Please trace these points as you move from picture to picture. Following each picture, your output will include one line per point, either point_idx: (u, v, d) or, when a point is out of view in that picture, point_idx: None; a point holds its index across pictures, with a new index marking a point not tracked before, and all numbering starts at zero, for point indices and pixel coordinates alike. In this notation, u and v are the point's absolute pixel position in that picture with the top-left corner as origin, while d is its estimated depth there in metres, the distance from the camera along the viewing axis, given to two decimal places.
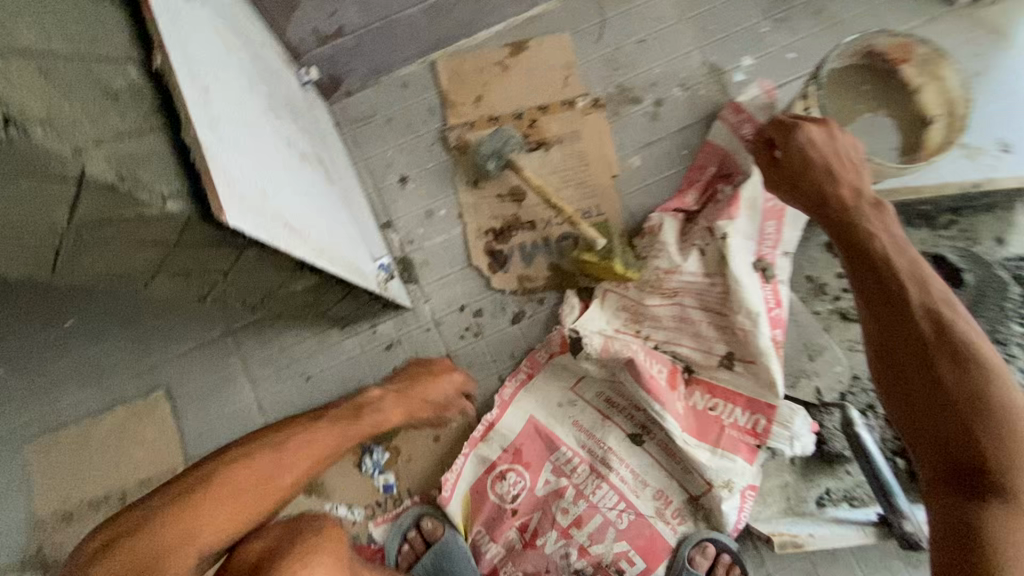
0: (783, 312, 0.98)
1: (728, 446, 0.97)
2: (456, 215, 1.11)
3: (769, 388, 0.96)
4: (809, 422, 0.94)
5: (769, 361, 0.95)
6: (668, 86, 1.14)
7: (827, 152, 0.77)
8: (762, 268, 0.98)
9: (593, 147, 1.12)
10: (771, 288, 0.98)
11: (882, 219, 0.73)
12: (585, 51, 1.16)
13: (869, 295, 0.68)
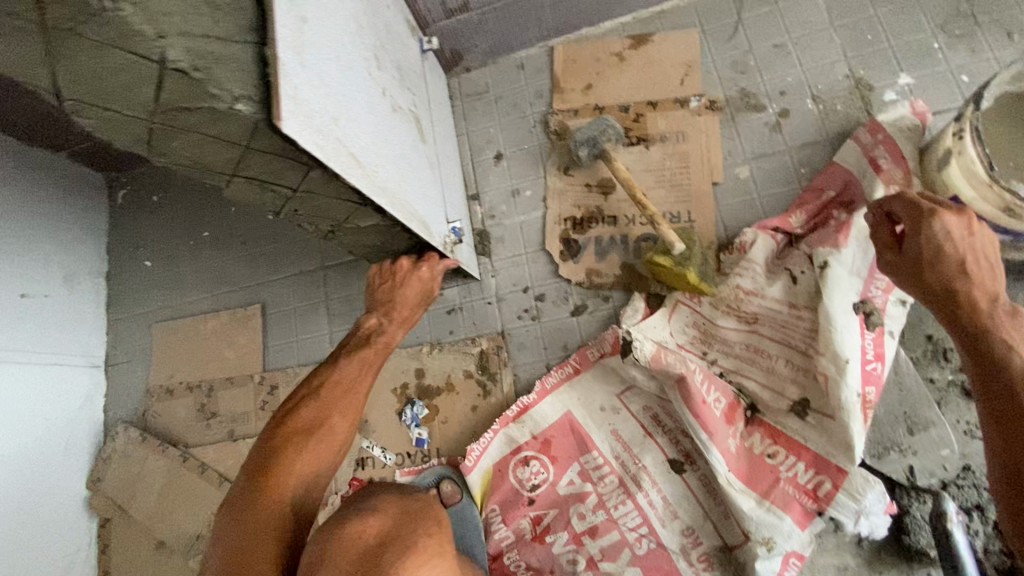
0: (883, 368, 0.84)
1: (779, 502, 0.84)
2: (541, 198, 1.12)
3: (843, 448, 0.83)
4: (886, 502, 0.81)
5: (849, 419, 0.82)
6: (798, 97, 1.03)
7: (961, 247, 0.70)
8: (865, 312, 0.84)
9: (697, 151, 1.05)
10: (872, 337, 0.84)
11: (1021, 331, 0.64)
12: (710, 49, 1.09)
13: (1000, 414, 0.60)
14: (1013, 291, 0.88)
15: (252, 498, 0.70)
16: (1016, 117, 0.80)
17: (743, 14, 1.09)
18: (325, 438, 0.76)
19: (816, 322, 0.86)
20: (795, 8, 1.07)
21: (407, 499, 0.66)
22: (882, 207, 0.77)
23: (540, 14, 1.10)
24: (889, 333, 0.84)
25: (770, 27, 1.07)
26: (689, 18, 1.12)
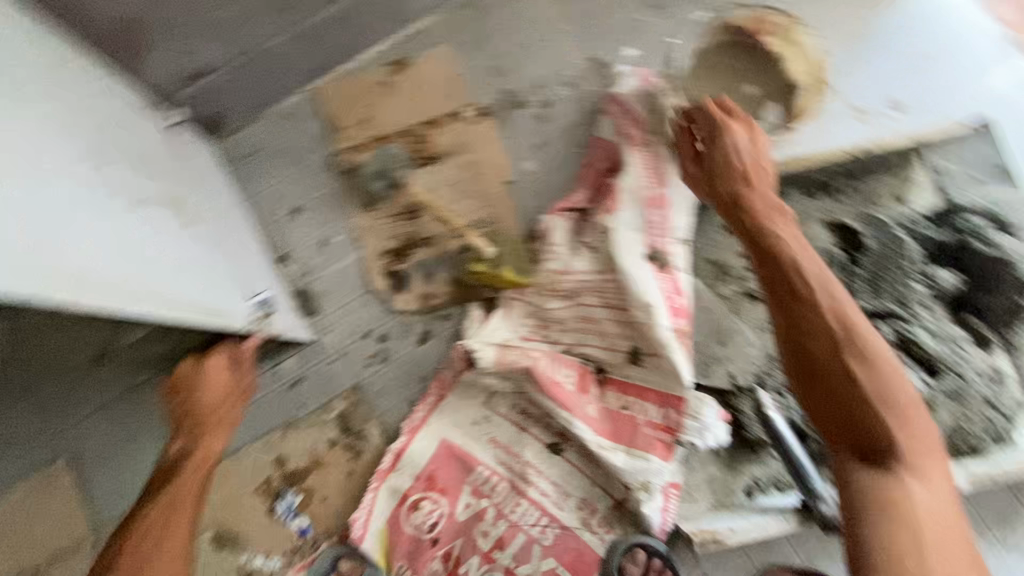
0: (685, 300, 0.95)
1: (643, 446, 0.93)
2: (353, 241, 1.09)
3: (675, 379, 0.93)
4: (719, 410, 0.92)
5: (670, 353, 0.93)
6: (553, 86, 1.13)
7: (745, 156, 0.86)
8: (656, 258, 0.95)
9: (483, 155, 1.10)
10: (669, 278, 0.95)
11: (788, 226, 0.79)
12: (466, 59, 1.15)
13: (778, 293, 0.73)
14: None
15: None
16: (718, 68, 1.02)
17: (485, 20, 1.15)
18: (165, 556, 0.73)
19: (620, 280, 0.96)
20: (526, 6, 1.16)
21: None
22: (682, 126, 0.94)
23: (289, 60, 1.07)
24: (681, 269, 0.96)
25: (511, 28, 1.15)
26: (438, 33, 1.15)
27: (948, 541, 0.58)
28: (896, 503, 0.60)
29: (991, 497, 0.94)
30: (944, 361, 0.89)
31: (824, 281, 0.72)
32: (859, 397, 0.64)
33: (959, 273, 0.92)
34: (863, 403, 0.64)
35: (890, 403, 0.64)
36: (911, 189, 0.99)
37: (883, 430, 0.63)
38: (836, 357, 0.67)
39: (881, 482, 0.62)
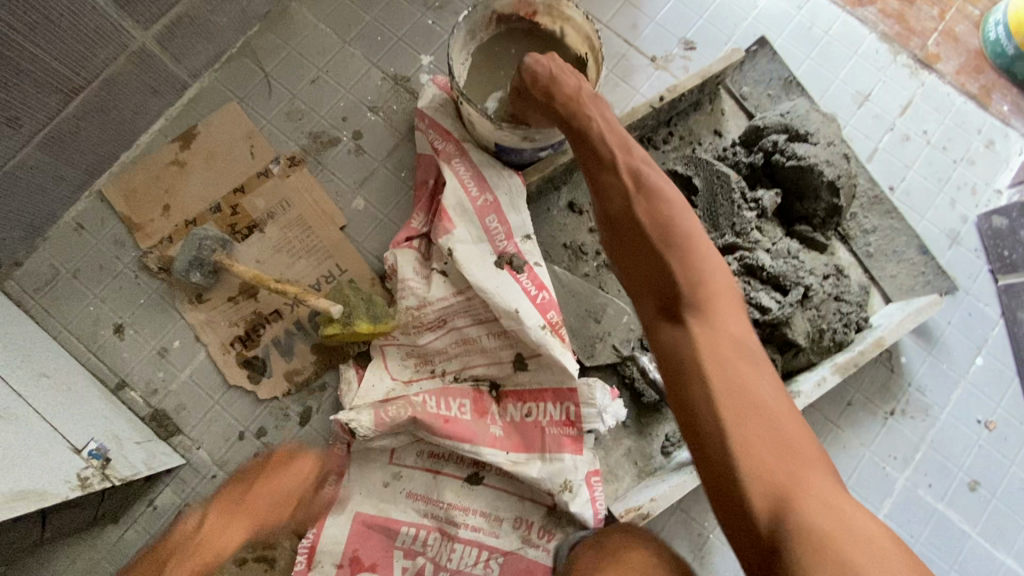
0: (550, 292, 0.93)
1: (553, 447, 0.92)
2: (195, 340, 0.98)
3: (562, 372, 0.91)
4: (609, 389, 0.92)
5: (549, 348, 0.90)
6: (359, 115, 1.07)
7: (549, 66, 0.74)
8: (508, 260, 0.93)
9: (308, 207, 1.03)
10: (526, 276, 0.93)
11: (596, 104, 0.72)
12: (259, 112, 1.06)
13: (588, 165, 0.70)
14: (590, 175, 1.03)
15: None
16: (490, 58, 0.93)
17: (266, 66, 1.08)
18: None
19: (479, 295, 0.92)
20: (306, 41, 1.09)
21: None
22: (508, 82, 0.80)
23: (54, 170, 0.95)
24: (537, 264, 0.94)
25: (296, 68, 1.08)
26: (218, 94, 1.06)
27: (770, 432, 0.52)
28: (703, 357, 0.55)
29: (869, 375, 1.01)
30: (788, 277, 0.90)
31: (619, 138, 0.69)
32: (650, 242, 0.61)
33: (777, 188, 0.95)
34: (656, 251, 0.61)
35: (686, 247, 0.60)
36: (721, 121, 1.07)
37: (677, 276, 0.59)
38: (628, 214, 0.64)
39: (692, 332, 0.57)
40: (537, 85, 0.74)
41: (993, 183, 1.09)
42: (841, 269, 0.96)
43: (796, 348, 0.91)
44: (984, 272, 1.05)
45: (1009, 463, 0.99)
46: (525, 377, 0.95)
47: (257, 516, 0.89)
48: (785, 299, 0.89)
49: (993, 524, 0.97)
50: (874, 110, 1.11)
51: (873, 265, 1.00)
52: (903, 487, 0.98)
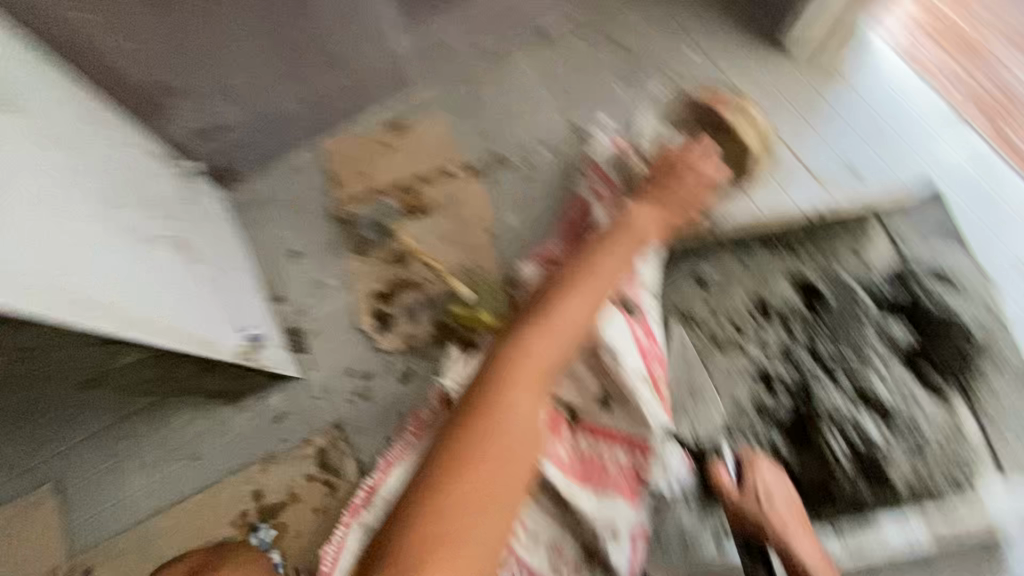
0: (655, 347, 1.01)
1: (611, 490, 0.95)
2: (345, 285, 1.16)
3: (642, 421, 0.95)
4: (682, 455, 0.96)
5: (640, 396, 0.96)
6: (536, 149, 1.23)
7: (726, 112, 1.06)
8: (627, 305, 1.02)
9: (471, 209, 1.19)
10: (639, 326, 1.01)
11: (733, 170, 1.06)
12: (460, 124, 1.26)
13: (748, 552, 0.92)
14: (723, 258, 1.09)
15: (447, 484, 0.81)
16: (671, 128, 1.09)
17: (475, 89, 1.28)
18: (469, 485, 0.82)
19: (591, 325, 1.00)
20: (515, 80, 1.28)
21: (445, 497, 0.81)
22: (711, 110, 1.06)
23: (298, 121, 1.19)
24: (651, 319, 1.03)
25: (498, 97, 1.27)
26: (433, 101, 1.27)
27: None
28: None
29: (961, 553, 0.94)
30: (898, 412, 0.96)
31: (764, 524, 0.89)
32: None
33: (910, 328, 1.00)
34: None
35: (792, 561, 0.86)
36: (869, 247, 1.06)
37: None
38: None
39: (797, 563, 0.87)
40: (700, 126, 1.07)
41: None
42: (957, 426, 0.95)
43: (890, 484, 0.93)
44: None
45: None
46: (688, 405, 1.01)
47: (562, 334, 0.92)
48: (887, 431, 0.95)
49: None
50: None
51: (999, 442, 0.95)
52: None
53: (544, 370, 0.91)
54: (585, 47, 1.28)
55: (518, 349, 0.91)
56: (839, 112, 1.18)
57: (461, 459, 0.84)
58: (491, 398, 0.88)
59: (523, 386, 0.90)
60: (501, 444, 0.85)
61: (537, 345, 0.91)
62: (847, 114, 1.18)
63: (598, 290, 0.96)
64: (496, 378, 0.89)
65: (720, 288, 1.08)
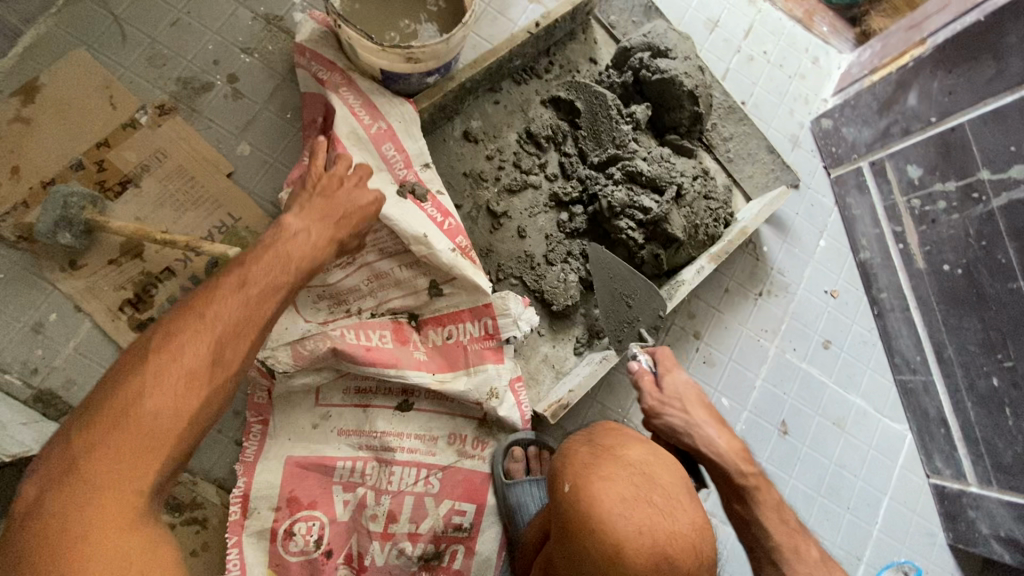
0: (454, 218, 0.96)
1: (476, 360, 0.97)
2: (75, 311, 0.90)
3: (476, 291, 0.95)
4: (521, 299, 0.97)
5: (462, 270, 0.93)
6: (232, 58, 1.01)
7: None
8: (410, 189, 0.93)
9: (190, 158, 0.96)
10: (431, 205, 0.94)
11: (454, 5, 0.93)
12: (117, 60, 0.97)
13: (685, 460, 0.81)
14: (481, 105, 1.08)
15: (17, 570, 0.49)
16: None
17: (114, 9, 0.98)
18: (103, 515, 0.51)
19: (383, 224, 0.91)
20: None
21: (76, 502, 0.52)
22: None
23: None
24: (438, 193, 0.96)
25: (150, 10, 1.00)
26: (59, 40, 0.95)
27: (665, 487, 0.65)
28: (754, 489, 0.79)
29: (739, 265, 1.17)
30: (663, 177, 1.01)
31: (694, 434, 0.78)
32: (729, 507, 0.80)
33: (647, 102, 1.06)
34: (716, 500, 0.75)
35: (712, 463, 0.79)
36: (594, 49, 1.15)
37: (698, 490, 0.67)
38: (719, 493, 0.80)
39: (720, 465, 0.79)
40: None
41: (821, 94, 1.28)
42: (706, 170, 1.10)
43: (677, 242, 1.02)
44: (819, 168, 1.24)
45: (852, 321, 1.20)
46: (626, 311, 0.94)
47: (208, 328, 0.58)
48: (661, 198, 1.00)
49: (844, 371, 1.18)
50: (723, 35, 1.25)
51: (734, 168, 1.15)
52: (775, 353, 1.16)
53: (205, 387, 0.57)
54: None
55: (149, 376, 0.55)
56: None
57: (86, 454, 0.52)
58: (107, 417, 0.53)
59: (176, 364, 0.56)
60: (124, 489, 0.52)
61: (179, 350, 0.57)
62: None
63: (274, 272, 0.65)
64: (121, 411, 0.53)
65: (490, 136, 1.07)
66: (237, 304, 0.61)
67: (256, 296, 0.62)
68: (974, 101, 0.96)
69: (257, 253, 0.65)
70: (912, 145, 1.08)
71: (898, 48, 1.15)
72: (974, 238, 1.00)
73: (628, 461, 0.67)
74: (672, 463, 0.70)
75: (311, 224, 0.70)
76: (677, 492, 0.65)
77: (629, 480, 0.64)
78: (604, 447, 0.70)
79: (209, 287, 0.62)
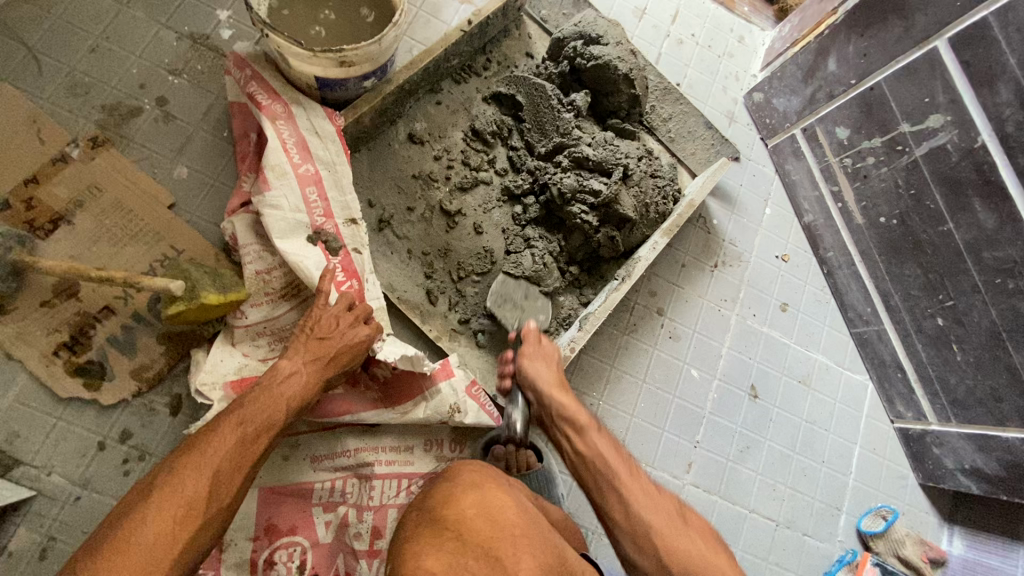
0: (359, 281, 0.92)
1: (426, 388, 0.93)
2: (8, 360, 0.84)
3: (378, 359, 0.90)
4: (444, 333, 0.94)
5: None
6: (159, 81, 0.98)
7: None
8: (324, 240, 0.91)
9: (123, 188, 0.92)
10: (339, 260, 0.91)
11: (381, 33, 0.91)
12: (35, 92, 0.93)
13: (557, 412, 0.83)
14: (423, 107, 1.08)
15: None
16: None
17: (28, 40, 0.94)
18: None
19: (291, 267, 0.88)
20: (75, 9, 0.97)
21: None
22: None
23: None
24: (355, 250, 0.93)
25: (68, 37, 0.96)
26: None
27: (486, 513, 0.59)
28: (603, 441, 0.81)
29: (692, 239, 1.20)
30: (609, 160, 1.02)
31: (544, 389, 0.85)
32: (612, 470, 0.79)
33: (585, 90, 1.07)
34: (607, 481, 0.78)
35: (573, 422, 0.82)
36: (530, 45, 1.17)
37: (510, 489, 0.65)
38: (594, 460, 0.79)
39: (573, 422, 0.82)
40: None
41: (750, 69, 1.34)
42: (650, 150, 1.12)
43: (630, 222, 1.04)
44: (757, 140, 1.28)
45: (805, 282, 1.24)
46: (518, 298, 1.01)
47: (208, 462, 0.67)
48: (609, 180, 1.01)
49: (803, 331, 1.22)
50: (652, 21, 1.30)
51: (677, 147, 1.18)
52: (737, 321, 1.19)
53: (201, 517, 0.64)
54: None
55: (150, 510, 0.63)
56: None
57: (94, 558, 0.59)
58: (109, 548, 0.60)
59: (177, 494, 0.64)
60: None
61: (180, 483, 0.65)
62: None
63: (270, 404, 0.74)
64: (123, 540, 0.60)
65: (435, 136, 1.07)
66: (234, 438, 0.70)
67: (249, 429, 0.71)
68: (887, 61, 1.03)
69: (256, 390, 0.75)
70: (837, 108, 1.13)
71: (813, 19, 1.21)
72: (903, 188, 1.06)
73: (447, 523, 0.58)
74: (510, 512, 0.60)
75: (296, 356, 0.80)
76: (509, 555, 0.55)
77: (444, 547, 0.55)
78: (433, 509, 0.61)
79: (209, 426, 0.71)
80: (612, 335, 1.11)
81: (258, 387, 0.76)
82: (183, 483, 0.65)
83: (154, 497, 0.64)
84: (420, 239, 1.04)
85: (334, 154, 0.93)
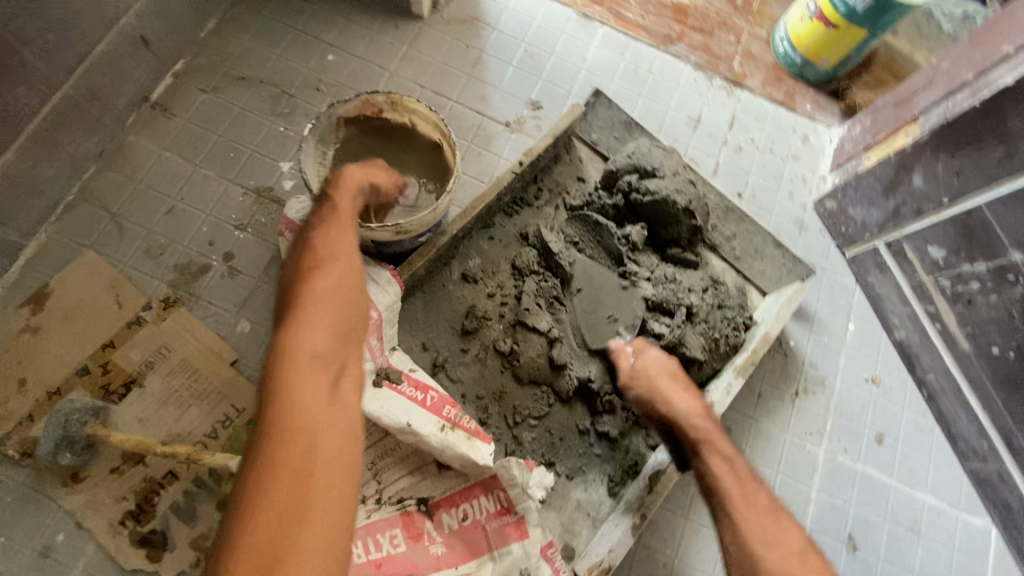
0: (437, 389, 0.89)
1: (498, 543, 0.87)
2: (78, 529, 0.85)
3: (478, 467, 0.86)
4: (526, 461, 0.87)
5: (455, 449, 0.85)
6: (226, 236, 1.02)
7: (398, 114, 0.89)
8: (385, 375, 0.87)
9: (191, 345, 0.95)
10: (408, 382, 0.88)
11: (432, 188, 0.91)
12: (117, 256, 0.99)
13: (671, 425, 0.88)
14: (477, 242, 1.07)
15: (257, 482, 0.51)
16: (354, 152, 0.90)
17: (112, 207, 1.01)
18: (319, 429, 0.55)
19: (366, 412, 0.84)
20: (154, 174, 1.04)
21: (303, 377, 0.58)
22: (369, 116, 0.89)
23: None
24: (412, 370, 0.91)
25: (146, 201, 1.03)
26: (63, 244, 0.98)
27: None
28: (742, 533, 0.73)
29: (768, 365, 1.11)
30: (670, 300, 0.99)
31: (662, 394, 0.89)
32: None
33: (642, 222, 1.04)
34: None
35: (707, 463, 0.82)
36: (582, 168, 1.15)
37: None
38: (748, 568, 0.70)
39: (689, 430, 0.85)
40: (378, 132, 0.91)
41: (818, 170, 1.26)
42: (715, 278, 1.06)
43: (697, 362, 0.98)
44: (833, 248, 1.19)
45: (903, 408, 1.10)
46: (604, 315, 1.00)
47: (335, 279, 0.67)
48: (672, 321, 0.98)
49: (905, 467, 1.07)
50: (707, 130, 1.26)
51: (745, 267, 1.10)
52: (826, 458, 1.07)
53: (349, 318, 0.65)
54: (215, 100, 1.10)
55: (292, 385, 0.57)
56: (491, 54, 1.24)
57: (290, 375, 0.57)
58: (273, 431, 0.54)
59: (328, 303, 0.64)
60: (318, 403, 0.57)
61: (320, 299, 0.64)
62: (497, 54, 1.24)
63: (331, 251, 0.70)
64: (295, 355, 0.59)
65: (488, 273, 1.06)
66: (319, 291, 0.65)
67: (328, 280, 0.66)
68: (986, 183, 0.92)
69: (304, 250, 0.71)
70: (927, 225, 1.03)
71: (889, 124, 1.11)
72: (1018, 319, 0.94)
73: None
74: None
75: (327, 224, 0.73)
76: None
77: None
78: None
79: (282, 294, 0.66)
80: (686, 482, 1.01)
81: (308, 254, 0.70)
82: (327, 293, 0.65)
83: (307, 314, 0.62)
84: (474, 381, 1.00)
85: (392, 297, 0.89)
